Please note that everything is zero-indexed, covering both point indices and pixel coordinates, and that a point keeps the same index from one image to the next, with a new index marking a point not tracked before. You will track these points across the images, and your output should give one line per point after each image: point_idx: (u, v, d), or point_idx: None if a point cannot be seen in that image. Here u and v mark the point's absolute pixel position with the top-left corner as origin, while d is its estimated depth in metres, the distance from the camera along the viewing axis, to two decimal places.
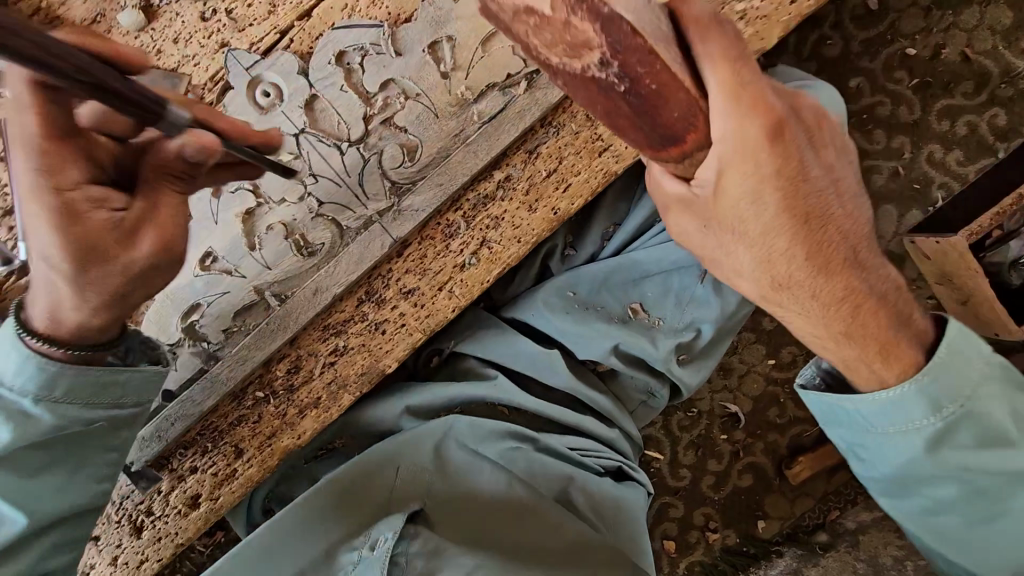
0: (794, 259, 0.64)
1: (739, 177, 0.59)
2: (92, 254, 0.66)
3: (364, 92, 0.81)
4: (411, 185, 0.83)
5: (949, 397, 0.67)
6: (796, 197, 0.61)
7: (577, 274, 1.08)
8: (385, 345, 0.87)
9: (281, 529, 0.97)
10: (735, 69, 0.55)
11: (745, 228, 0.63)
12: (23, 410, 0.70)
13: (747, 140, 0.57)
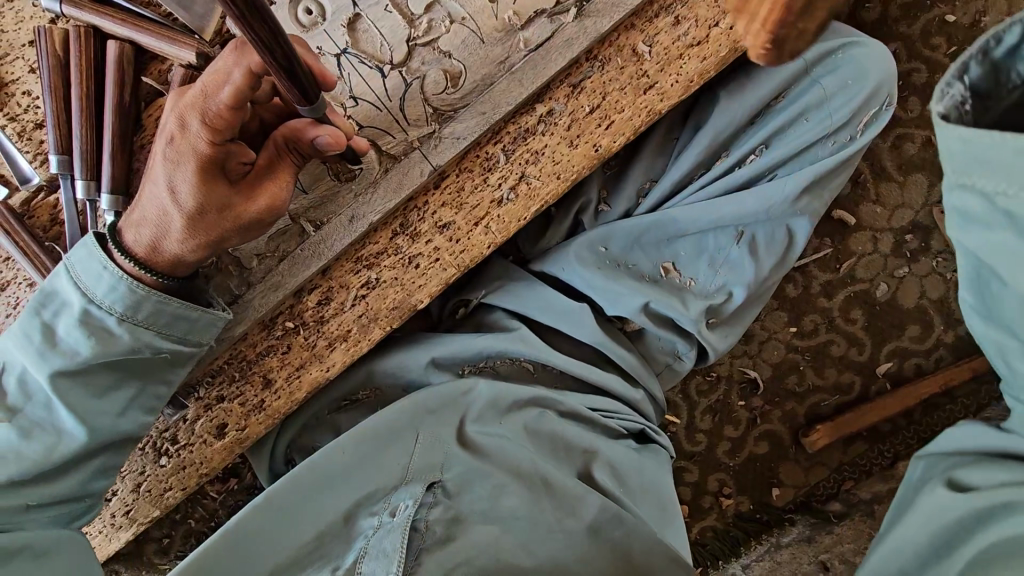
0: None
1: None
2: (215, 207, 0.73)
3: (409, 14, 0.80)
4: (453, 111, 0.82)
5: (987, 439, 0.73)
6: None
7: (612, 229, 1.06)
8: (418, 279, 0.86)
9: (296, 488, 0.94)
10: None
11: None
12: (107, 327, 0.75)
13: None
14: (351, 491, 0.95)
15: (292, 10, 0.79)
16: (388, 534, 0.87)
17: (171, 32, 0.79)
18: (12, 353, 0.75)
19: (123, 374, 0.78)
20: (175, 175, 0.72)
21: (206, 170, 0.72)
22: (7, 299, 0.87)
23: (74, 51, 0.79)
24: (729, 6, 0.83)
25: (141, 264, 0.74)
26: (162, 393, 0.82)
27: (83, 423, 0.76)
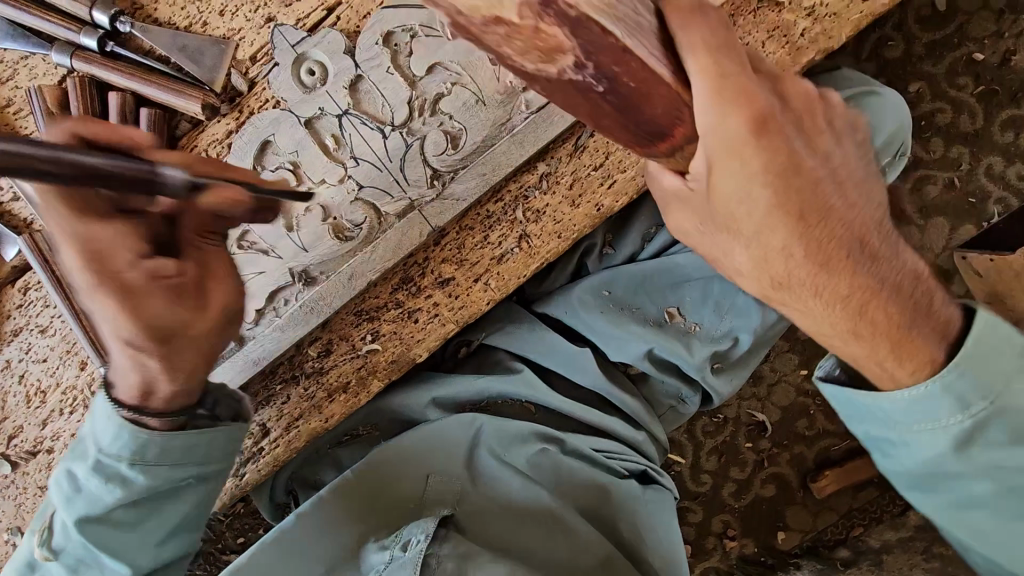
0: (805, 247, 0.59)
1: (730, 168, 0.56)
2: (169, 334, 0.71)
3: (410, 75, 0.79)
4: (453, 172, 0.81)
5: (984, 393, 0.61)
6: (795, 181, 0.57)
7: (615, 274, 1.06)
8: (416, 334, 0.86)
9: (304, 520, 0.94)
10: (720, 63, 0.54)
11: (800, 219, 0.58)
12: (121, 473, 0.75)
13: (728, 135, 0.54)
14: (361, 521, 0.96)
15: (295, 71, 0.79)
16: (399, 571, 0.84)
17: (178, 84, 0.80)
18: (53, 503, 0.78)
19: (141, 513, 0.78)
20: (110, 321, 0.69)
21: (139, 300, 0.68)
22: (21, 344, 0.90)
23: (75, 104, 0.81)
24: None
25: (135, 410, 0.74)
26: (193, 513, 0.81)
27: (123, 558, 0.77)
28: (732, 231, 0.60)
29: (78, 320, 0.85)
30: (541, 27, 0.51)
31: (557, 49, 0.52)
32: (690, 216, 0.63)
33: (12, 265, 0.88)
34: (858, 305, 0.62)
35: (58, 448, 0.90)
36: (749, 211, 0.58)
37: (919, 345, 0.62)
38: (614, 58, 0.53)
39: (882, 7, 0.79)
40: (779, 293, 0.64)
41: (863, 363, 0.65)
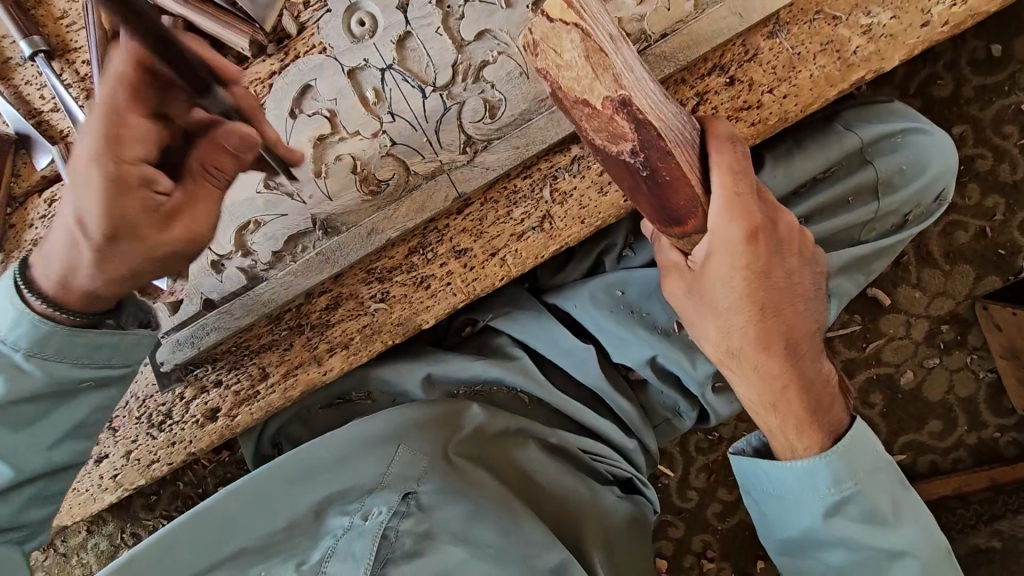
0: (753, 334, 0.72)
1: (725, 261, 0.70)
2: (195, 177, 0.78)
3: (458, 39, 0.79)
4: (487, 141, 0.80)
5: (846, 475, 0.73)
6: (764, 298, 0.72)
7: (631, 275, 1.06)
8: (426, 300, 0.87)
9: (272, 475, 0.94)
10: (739, 187, 0.68)
11: (761, 310, 0.72)
12: (18, 365, 0.66)
13: (728, 238, 0.69)
14: (325, 484, 0.93)
15: (346, 20, 0.80)
16: (358, 538, 0.84)
17: (231, 18, 0.82)
18: None
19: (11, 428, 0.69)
20: (80, 200, 0.65)
21: (127, 203, 0.65)
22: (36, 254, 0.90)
23: None
24: (786, 75, 0.80)
25: (52, 303, 0.67)
26: (98, 419, 0.73)
27: (9, 462, 0.67)
28: (707, 304, 0.74)
29: None
30: (613, 116, 0.62)
31: (621, 136, 0.64)
32: (679, 282, 0.76)
33: (42, 175, 0.89)
34: (779, 397, 0.74)
35: None
36: (728, 295, 0.71)
37: (815, 427, 0.74)
38: (661, 157, 0.64)
39: (940, 35, 0.78)
40: (731, 360, 0.75)
41: (772, 431, 0.76)
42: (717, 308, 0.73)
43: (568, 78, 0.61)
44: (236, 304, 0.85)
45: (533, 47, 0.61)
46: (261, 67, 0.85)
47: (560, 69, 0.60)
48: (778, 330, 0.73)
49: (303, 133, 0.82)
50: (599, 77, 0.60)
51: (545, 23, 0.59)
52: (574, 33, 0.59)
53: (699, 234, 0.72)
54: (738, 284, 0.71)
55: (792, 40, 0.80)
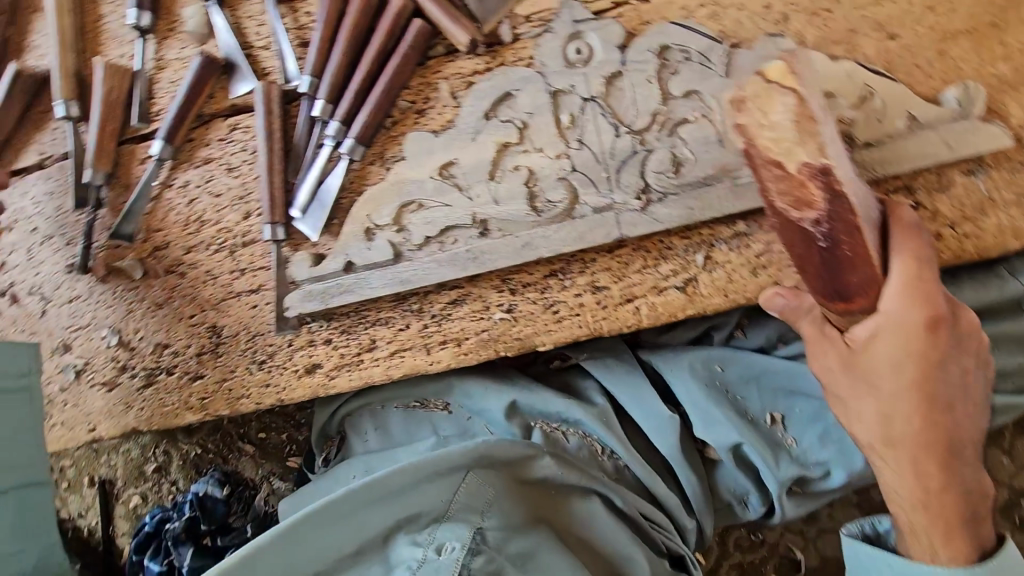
0: (908, 415, 0.74)
1: (892, 343, 0.71)
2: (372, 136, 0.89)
3: (665, 91, 0.81)
4: (664, 194, 0.81)
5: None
6: (929, 384, 0.72)
7: (736, 356, 1.04)
8: (550, 325, 0.87)
9: (341, 499, 0.87)
10: (920, 272, 0.70)
11: (920, 396, 0.73)
12: None
13: (903, 320, 0.70)
14: (393, 508, 0.90)
15: (565, 45, 0.83)
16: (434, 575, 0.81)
17: (457, 12, 0.86)
18: None
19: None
20: None
21: None
22: (204, 172, 0.95)
23: None
24: (974, 215, 0.79)
25: None
26: None
27: None
28: (867, 383, 0.74)
29: (268, 171, 0.90)
30: (808, 183, 0.62)
31: (808, 203, 0.64)
32: (834, 358, 0.76)
33: (232, 102, 0.94)
34: (921, 487, 0.76)
35: (187, 276, 0.95)
36: (897, 378, 0.72)
37: (950, 523, 0.76)
38: (847, 232, 0.64)
39: None
40: (882, 446, 0.77)
41: (910, 517, 0.78)
42: (876, 389, 0.74)
43: (767, 138, 0.62)
44: (377, 273, 0.87)
45: (741, 103, 0.63)
46: (466, 64, 0.88)
47: (762, 130, 0.62)
48: (930, 419, 0.74)
49: (491, 135, 0.84)
50: (804, 144, 0.61)
51: (761, 83, 0.61)
52: (789, 98, 0.60)
53: (863, 314, 0.72)
54: (897, 370, 0.72)
55: (991, 185, 0.79)
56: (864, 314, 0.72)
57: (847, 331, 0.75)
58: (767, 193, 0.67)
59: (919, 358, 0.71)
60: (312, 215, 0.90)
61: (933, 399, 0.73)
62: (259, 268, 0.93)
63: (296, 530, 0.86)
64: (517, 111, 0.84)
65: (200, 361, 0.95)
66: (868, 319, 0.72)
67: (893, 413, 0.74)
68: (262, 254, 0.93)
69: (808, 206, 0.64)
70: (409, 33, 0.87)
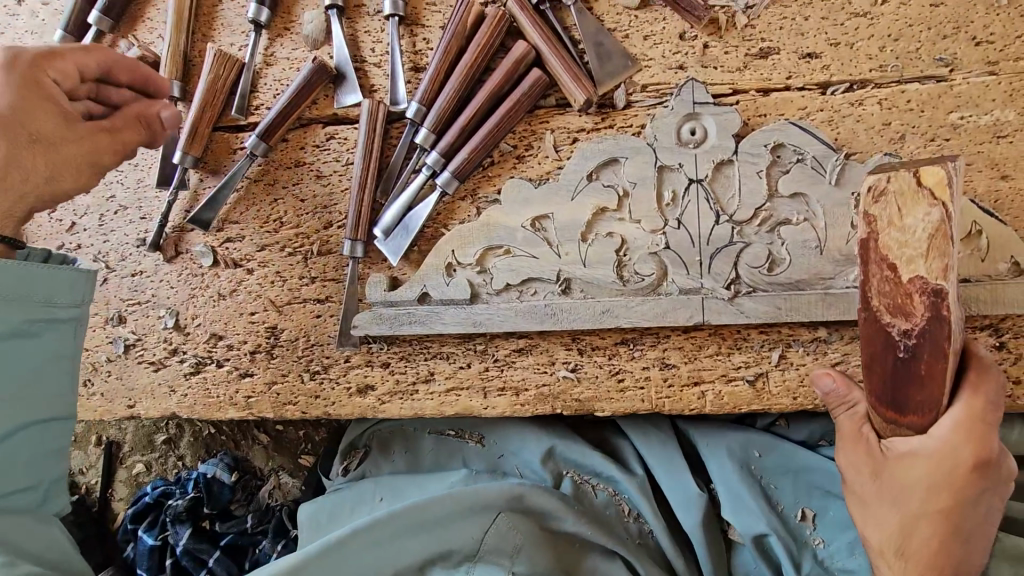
0: (925, 537, 0.71)
1: (928, 468, 0.68)
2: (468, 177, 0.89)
3: (772, 188, 0.81)
4: (752, 288, 0.81)
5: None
6: (953, 517, 0.70)
7: (776, 446, 1.05)
8: (612, 393, 0.88)
9: (384, 527, 0.92)
10: (985, 412, 0.67)
11: (947, 516, 0.69)
12: None
13: (952, 453, 0.67)
14: (428, 543, 0.92)
15: (681, 123, 0.83)
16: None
17: (577, 69, 0.86)
18: None
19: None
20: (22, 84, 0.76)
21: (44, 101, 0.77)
22: (292, 175, 0.95)
23: (486, 29, 0.86)
24: None
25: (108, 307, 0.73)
26: None
27: None
28: (891, 494, 0.71)
29: (360, 187, 0.90)
30: (916, 295, 0.64)
31: (906, 312, 0.65)
32: (863, 462, 0.73)
33: (334, 112, 0.93)
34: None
35: (256, 273, 0.95)
36: (921, 497, 0.70)
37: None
38: (932, 352, 0.65)
39: None
40: (888, 556, 0.74)
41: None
42: (897, 501, 0.71)
43: (893, 238, 0.64)
44: (452, 310, 0.87)
45: (879, 194, 0.64)
46: (575, 120, 0.88)
47: (891, 228, 0.63)
48: (953, 546, 0.71)
49: (591, 198, 0.84)
50: (926, 258, 0.62)
51: (911, 182, 0.61)
52: (933, 212, 0.61)
53: (910, 431, 0.70)
54: (923, 489, 0.69)
55: None
56: (912, 431, 0.70)
57: (886, 438, 0.72)
58: (866, 292, 0.69)
59: (956, 489, 0.68)
60: (394, 240, 0.90)
61: (959, 527, 0.70)
62: (330, 279, 0.93)
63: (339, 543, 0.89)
64: (620, 179, 0.84)
65: (252, 359, 0.95)
66: (916, 436, 0.69)
67: (901, 518, 0.71)
68: (336, 267, 0.93)
69: (902, 315, 0.66)
70: (526, 80, 0.86)
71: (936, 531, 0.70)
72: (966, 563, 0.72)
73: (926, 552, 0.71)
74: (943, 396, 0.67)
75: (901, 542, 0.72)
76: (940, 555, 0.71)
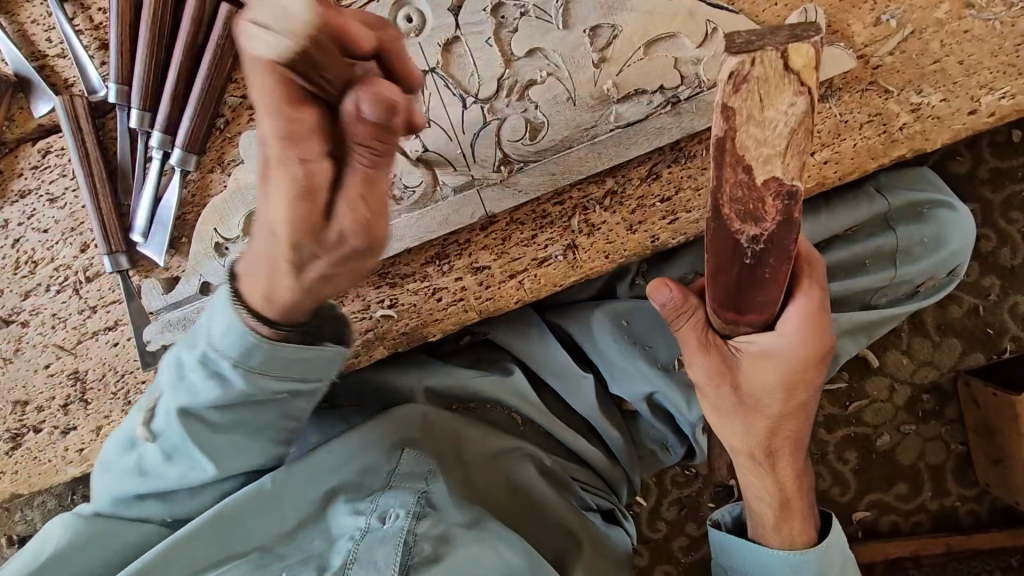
0: (788, 433, 0.74)
1: (779, 364, 0.69)
2: (324, 234, 0.53)
3: (507, 52, 0.76)
4: (522, 163, 0.78)
5: (827, 570, 0.75)
6: (801, 406, 0.73)
7: (639, 307, 0.98)
8: (435, 314, 0.84)
9: (256, 496, 0.77)
10: (818, 302, 0.69)
11: (797, 405, 0.73)
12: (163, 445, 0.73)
13: (801, 343, 0.68)
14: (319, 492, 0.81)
15: (392, 13, 0.76)
16: (380, 544, 0.75)
17: None
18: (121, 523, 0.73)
19: (237, 417, 0.73)
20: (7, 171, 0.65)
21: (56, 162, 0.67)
22: (24, 207, 0.84)
23: None
24: (830, 140, 0.79)
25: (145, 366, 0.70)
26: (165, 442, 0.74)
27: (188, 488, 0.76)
28: (746, 394, 0.71)
29: (93, 197, 0.80)
30: (769, 199, 0.54)
31: (758, 218, 0.55)
32: (719, 370, 0.70)
33: (38, 123, 0.83)
34: (791, 497, 0.77)
35: (32, 323, 0.86)
36: (777, 390, 0.70)
37: (805, 520, 0.77)
38: (779, 258, 0.58)
39: (984, 125, 0.79)
40: (761, 458, 0.76)
41: (781, 519, 0.77)
42: (752, 403, 0.72)
43: (754, 135, 0.51)
44: None
45: (739, 82, 0.50)
46: None
47: (752, 123, 0.51)
48: (795, 431, 0.75)
49: None
50: (785, 156, 0.52)
51: (778, 63, 0.49)
52: (799, 97, 0.50)
53: (756, 329, 0.68)
54: (782, 390, 0.71)
55: (842, 107, 0.79)
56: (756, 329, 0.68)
57: (734, 342, 0.70)
58: (715, 200, 0.56)
59: (803, 375, 0.71)
60: (156, 238, 0.81)
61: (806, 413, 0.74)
62: (111, 303, 0.85)
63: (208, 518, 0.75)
64: None
65: (69, 411, 0.87)
66: (761, 335, 0.69)
67: (756, 417, 0.72)
68: (111, 287, 0.85)
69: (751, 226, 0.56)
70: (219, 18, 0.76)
71: (783, 416, 0.73)
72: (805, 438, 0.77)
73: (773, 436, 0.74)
74: (781, 294, 0.63)
75: (762, 433, 0.73)
76: (787, 434, 0.74)
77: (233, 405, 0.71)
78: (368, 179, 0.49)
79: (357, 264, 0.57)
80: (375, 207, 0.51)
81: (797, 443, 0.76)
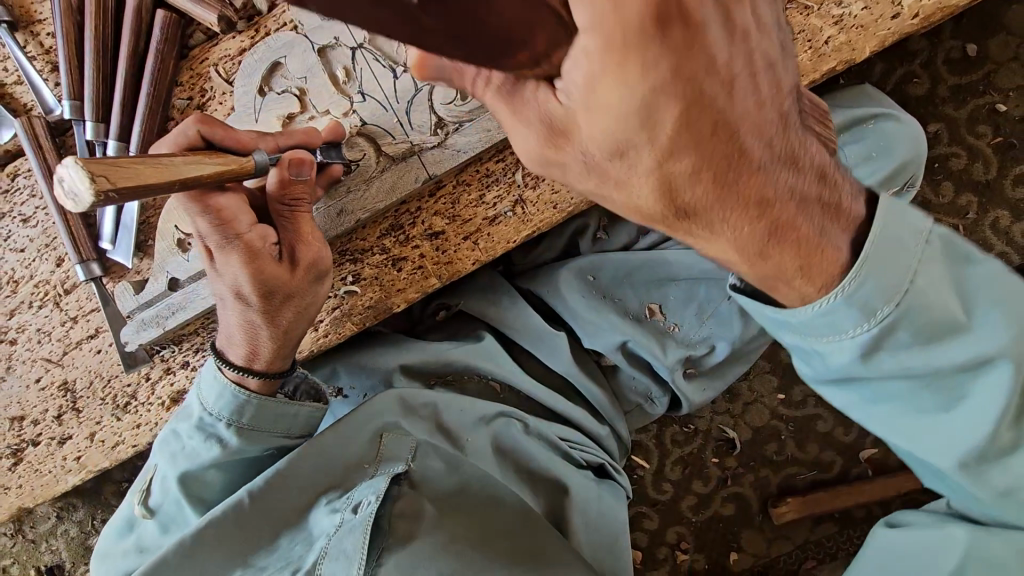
0: (698, 170, 0.49)
1: (617, 84, 0.44)
2: (273, 290, 0.76)
3: None
4: (458, 124, 0.80)
5: (887, 295, 0.56)
6: (700, 103, 0.46)
7: (602, 261, 1.00)
8: (397, 283, 0.85)
9: (256, 493, 0.83)
10: None
11: (687, 110, 0.46)
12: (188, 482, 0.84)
13: (622, 37, 0.42)
14: (311, 489, 0.86)
15: None
16: (348, 533, 0.77)
17: None
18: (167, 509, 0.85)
19: (232, 473, 0.86)
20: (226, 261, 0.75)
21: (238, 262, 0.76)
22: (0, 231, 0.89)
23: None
24: None
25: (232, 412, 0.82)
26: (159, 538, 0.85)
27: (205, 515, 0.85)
28: (615, 147, 0.47)
29: (59, 210, 0.84)
30: None
31: None
32: (558, 139, 0.49)
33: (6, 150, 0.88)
34: (757, 247, 0.55)
35: (20, 340, 0.90)
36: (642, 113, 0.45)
37: (808, 274, 0.56)
38: None
39: (911, 27, 0.79)
40: (689, 223, 0.53)
41: (770, 283, 0.57)
42: (629, 160, 0.48)
43: None
44: (201, 283, 0.83)
45: None
46: (231, 44, 0.83)
47: None
48: (724, 136, 0.48)
49: (274, 110, 0.81)
50: None
51: None
52: None
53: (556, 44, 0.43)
54: (648, 124, 0.46)
55: None
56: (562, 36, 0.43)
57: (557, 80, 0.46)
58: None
59: (654, 61, 0.43)
60: (123, 243, 0.85)
61: (712, 107, 0.47)
62: (90, 312, 0.89)
63: (209, 531, 0.82)
64: (293, 78, 0.81)
65: (62, 421, 0.91)
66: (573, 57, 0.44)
67: (647, 163, 0.48)
68: (88, 296, 0.89)
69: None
70: (157, 26, 0.81)
71: (688, 132, 0.47)
72: (752, 154, 0.50)
73: (699, 176, 0.49)
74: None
75: (677, 177, 0.49)
76: (716, 160, 0.49)
77: (225, 462, 0.84)
78: (297, 224, 0.76)
79: (310, 303, 0.80)
80: (309, 257, 0.77)
81: (734, 167, 0.50)
